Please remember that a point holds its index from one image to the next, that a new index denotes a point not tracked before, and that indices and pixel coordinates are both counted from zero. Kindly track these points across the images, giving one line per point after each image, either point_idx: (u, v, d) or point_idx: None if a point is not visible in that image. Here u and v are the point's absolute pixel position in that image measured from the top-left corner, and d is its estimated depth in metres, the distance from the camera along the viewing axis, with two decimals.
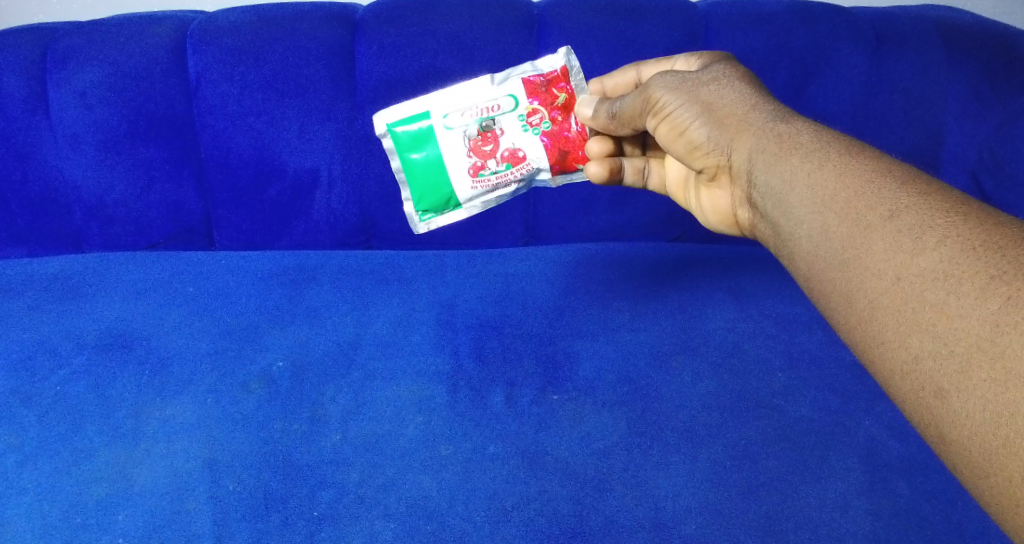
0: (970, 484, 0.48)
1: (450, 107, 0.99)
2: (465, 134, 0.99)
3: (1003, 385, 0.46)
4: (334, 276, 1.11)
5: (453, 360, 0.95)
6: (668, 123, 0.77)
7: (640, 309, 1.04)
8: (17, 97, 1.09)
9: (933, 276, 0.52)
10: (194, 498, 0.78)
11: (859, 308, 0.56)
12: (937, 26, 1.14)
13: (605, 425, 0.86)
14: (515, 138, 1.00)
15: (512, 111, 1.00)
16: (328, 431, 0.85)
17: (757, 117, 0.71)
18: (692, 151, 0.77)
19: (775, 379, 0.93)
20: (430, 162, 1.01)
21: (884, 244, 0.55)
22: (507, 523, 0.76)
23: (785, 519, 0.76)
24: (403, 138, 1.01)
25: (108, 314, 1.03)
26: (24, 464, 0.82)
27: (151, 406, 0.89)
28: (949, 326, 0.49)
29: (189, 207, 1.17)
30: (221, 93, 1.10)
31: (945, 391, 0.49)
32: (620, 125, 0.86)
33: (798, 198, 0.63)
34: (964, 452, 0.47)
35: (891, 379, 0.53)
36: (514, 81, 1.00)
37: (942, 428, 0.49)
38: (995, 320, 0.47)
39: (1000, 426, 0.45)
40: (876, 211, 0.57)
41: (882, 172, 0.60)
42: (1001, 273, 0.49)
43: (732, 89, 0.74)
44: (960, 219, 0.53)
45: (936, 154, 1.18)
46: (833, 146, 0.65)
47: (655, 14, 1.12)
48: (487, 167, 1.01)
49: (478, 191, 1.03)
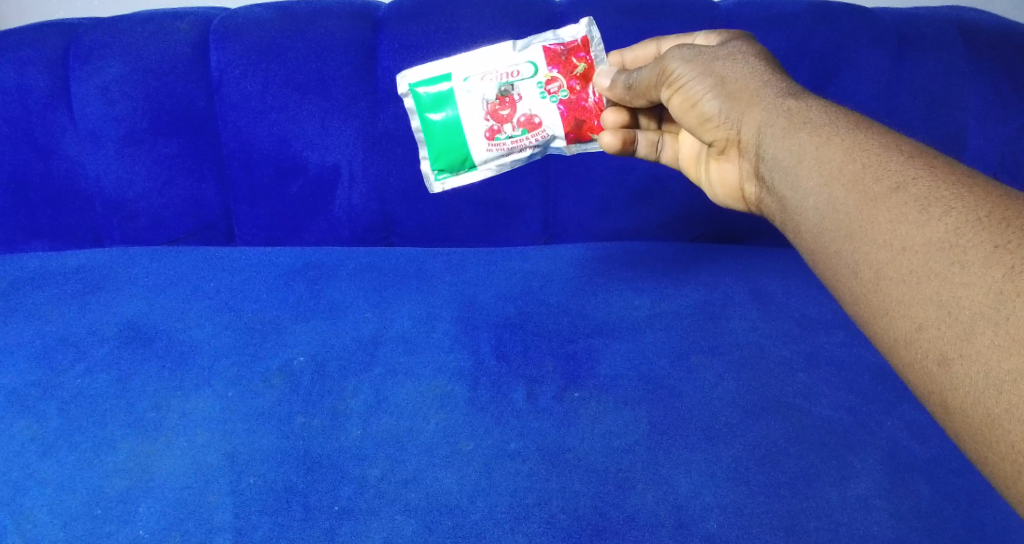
0: (972, 453, 0.47)
1: (471, 70, 0.99)
2: (483, 98, 1.00)
3: (1006, 351, 0.45)
4: (354, 272, 1.12)
5: (473, 357, 0.96)
6: (681, 95, 0.78)
7: (660, 306, 1.04)
8: (39, 92, 1.10)
9: (939, 247, 0.51)
10: (215, 491, 0.79)
11: (864, 279, 0.56)
12: (957, 27, 1.14)
13: (626, 422, 0.87)
14: (532, 104, 1.01)
15: (531, 78, 1.00)
16: (349, 426, 0.86)
17: (768, 93, 0.71)
18: (703, 124, 0.77)
19: (796, 378, 0.93)
20: (448, 122, 1.00)
21: (890, 215, 0.55)
22: (529, 519, 0.76)
23: (807, 519, 0.76)
24: (424, 98, 1.00)
25: (129, 308, 1.04)
26: (46, 456, 0.83)
27: (172, 400, 0.90)
28: (953, 295, 0.49)
29: (210, 203, 1.18)
30: (243, 89, 1.11)
31: (949, 357, 0.48)
32: (635, 96, 0.87)
33: (806, 170, 0.63)
34: (966, 419, 0.47)
35: (895, 349, 0.53)
36: (535, 48, 1.00)
37: (946, 396, 0.48)
38: (998, 288, 0.47)
39: (1003, 392, 0.45)
40: (882, 181, 0.57)
41: (891, 146, 0.60)
42: (1006, 242, 0.48)
43: (746, 65, 0.75)
44: (967, 191, 0.53)
45: (957, 154, 1.18)
46: (842, 121, 0.64)
47: (676, 13, 1.12)
48: (503, 131, 1.01)
49: (493, 155, 1.03)
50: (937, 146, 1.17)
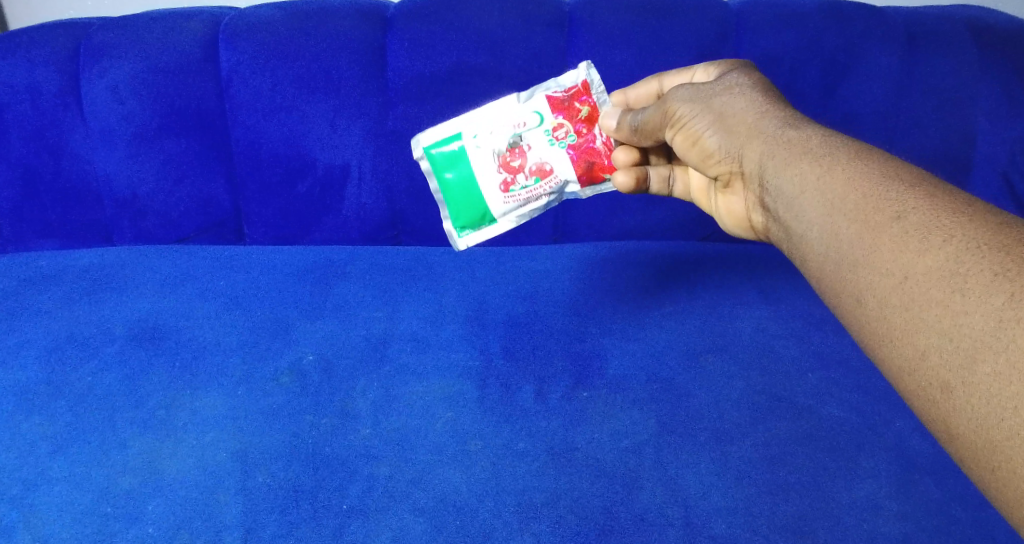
0: (978, 479, 0.47)
1: (479, 126, 0.94)
2: (494, 152, 0.94)
3: (1007, 379, 0.45)
4: (364, 271, 1.12)
5: (483, 356, 0.96)
6: (683, 133, 0.77)
7: (670, 307, 1.04)
8: (50, 91, 1.10)
9: (940, 275, 0.51)
10: (224, 489, 0.79)
11: (868, 307, 0.55)
12: (969, 27, 1.14)
13: (636, 421, 0.87)
14: (543, 153, 0.95)
15: (538, 127, 0.94)
16: (358, 425, 0.86)
17: (768, 124, 0.70)
18: (706, 159, 0.76)
19: (805, 379, 0.93)
20: (463, 179, 0.95)
21: (892, 246, 0.54)
22: (537, 519, 0.76)
23: (816, 520, 0.76)
24: (434, 160, 0.96)
25: (140, 307, 1.04)
26: (56, 453, 0.84)
27: (183, 398, 0.90)
28: (955, 322, 0.49)
29: (220, 201, 1.19)
30: (253, 87, 1.11)
31: (951, 385, 0.48)
32: (642, 137, 0.86)
33: (809, 201, 0.62)
34: (969, 443, 0.47)
35: (899, 375, 0.52)
36: (539, 97, 0.95)
37: (949, 421, 0.48)
38: (998, 316, 0.47)
39: (1004, 417, 0.45)
40: (882, 212, 0.57)
41: (890, 173, 0.59)
42: (1005, 270, 0.48)
43: (744, 96, 0.74)
44: (967, 220, 0.53)
45: (968, 155, 1.17)
46: (843, 149, 0.63)
47: (686, 13, 1.12)
48: (516, 181, 0.95)
49: (510, 206, 0.97)
50: (947, 147, 1.17)
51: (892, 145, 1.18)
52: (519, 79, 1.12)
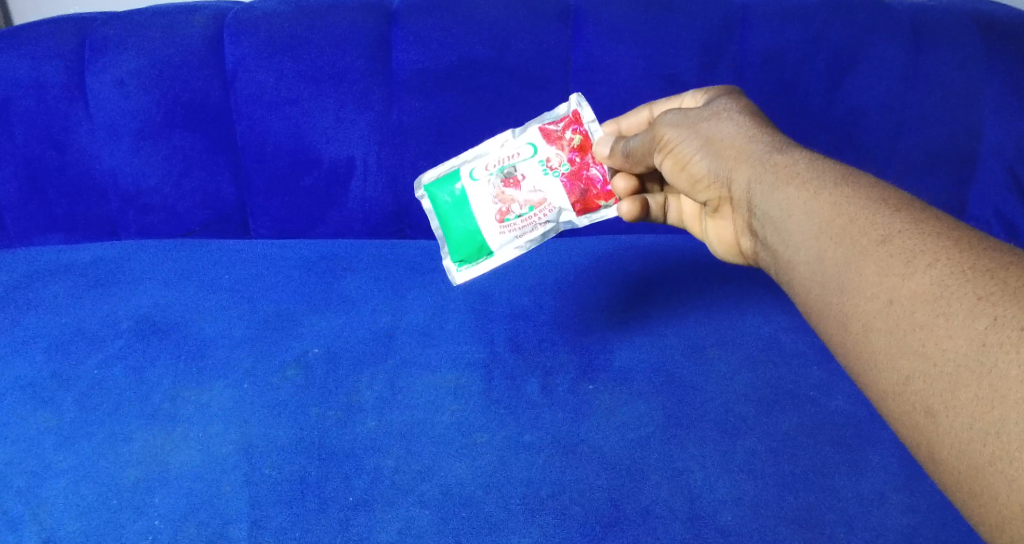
0: (963, 506, 0.45)
1: (476, 161, 0.93)
2: (489, 183, 0.91)
3: (988, 404, 0.43)
4: (369, 265, 1.12)
5: (488, 349, 0.96)
6: (671, 158, 0.74)
7: (675, 300, 1.04)
8: (55, 85, 1.11)
9: (925, 299, 0.48)
10: (229, 482, 0.79)
11: (853, 330, 0.52)
12: (974, 19, 1.13)
13: (641, 414, 0.87)
14: (537, 183, 0.91)
15: (531, 157, 0.92)
16: (363, 418, 0.87)
17: (756, 148, 0.67)
18: (694, 185, 0.74)
19: (810, 373, 0.93)
20: (460, 210, 0.92)
21: (876, 270, 0.52)
22: (543, 512, 0.76)
23: (822, 513, 0.76)
24: (436, 198, 0.94)
25: (145, 301, 1.05)
26: (62, 446, 0.84)
27: (188, 392, 0.90)
28: (939, 347, 0.46)
29: (225, 196, 1.19)
30: (258, 81, 1.11)
31: (935, 409, 0.46)
32: (634, 163, 0.83)
33: (796, 225, 0.60)
34: (952, 469, 0.45)
35: (884, 399, 0.50)
36: (531, 130, 0.93)
37: (932, 446, 0.46)
38: (981, 341, 0.44)
39: (987, 443, 0.42)
40: (867, 235, 0.54)
41: (877, 197, 0.57)
42: (989, 295, 0.46)
43: (732, 122, 0.71)
44: (951, 244, 0.50)
45: (973, 148, 1.17)
46: (829, 173, 0.61)
47: (691, 7, 1.12)
48: (511, 211, 0.91)
49: (508, 236, 0.92)
50: (952, 140, 1.17)
51: (898, 137, 1.17)
52: (523, 73, 1.12)
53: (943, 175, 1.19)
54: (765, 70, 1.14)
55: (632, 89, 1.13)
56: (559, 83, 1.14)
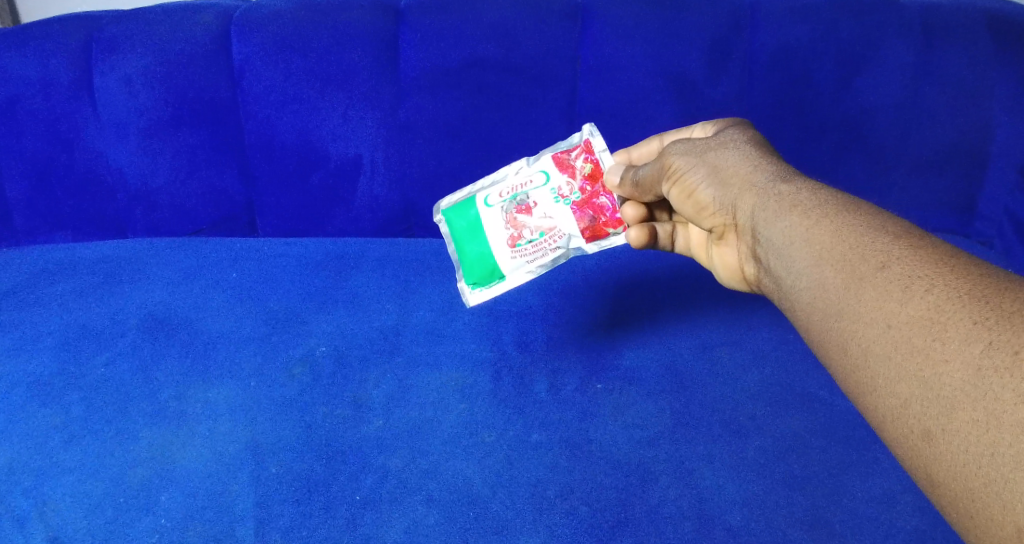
0: (964, 533, 0.43)
1: (491, 188, 0.93)
2: (502, 209, 0.91)
3: (984, 426, 0.41)
4: (376, 263, 1.12)
5: (496, 348, 0.96)
6: (678, 186, 0.74)
7: (683, 300, 1.04)
8: (63, 83, 1.11)
9: (922, 323, 0.47)
10: (237, 480, 0.79)
11: (852, 355, 0.51)
12: (985, 18, 1.13)
13: (650, 413, 0.87)
14: (548, 209, 0.91)
15: (544, 185, 0.92)
16: (371, 416, 0.86)
17: (760, 176, 0.67)
18: (700, 211, 0.73)
19: (819, 372, 0.93)
20: (473, 236, 0.92)
21: (875, 296, 0.50)
22: (551, 511, 0.76)
23: (831, 514, 0.76)
24: (452, 224, 0.94)
25: (152, 299, 1.05)
26: (69, 443, 0.84)
27: (195, 391, 0.90)
28: (935, 370, 0.44)
29: (232, 193, 1.19)
30: (266, 79, 1.11)
31: (931, 432, 0.44)
32: (643, 192, 0.83)
33: (796, 251, 0.58)
34: (951, 492, 0.43)
35: (883, 425, 0.48)
36: (544, 159, 0.94)
37: (931, 471, 0.44)
38: (977, 364, 0.43)
39: (983, 465, 0.40)
40: (866, 261, 0.52)
41: (877, 224, 0.56)
42: (984, 318, 0.44)
43: (738, 151, 0.71)
44: (949, 270, 0.48)
45: (984, 147, 1.16)
46: (830, 200, 0.60)
47: (700, 5, 1.12)
48: (523, 236, 0.90)
49: (519, 261, 0.91)
50: (962, 140, 1.16)
51: (908, 137, 1.17)
52: (531, 72, 1.12)
53: (953, 175, 1.18)
54: (774, 69, 1.13)
55: (641, 88, 1.13)
56: (568, 82, 1.13)
